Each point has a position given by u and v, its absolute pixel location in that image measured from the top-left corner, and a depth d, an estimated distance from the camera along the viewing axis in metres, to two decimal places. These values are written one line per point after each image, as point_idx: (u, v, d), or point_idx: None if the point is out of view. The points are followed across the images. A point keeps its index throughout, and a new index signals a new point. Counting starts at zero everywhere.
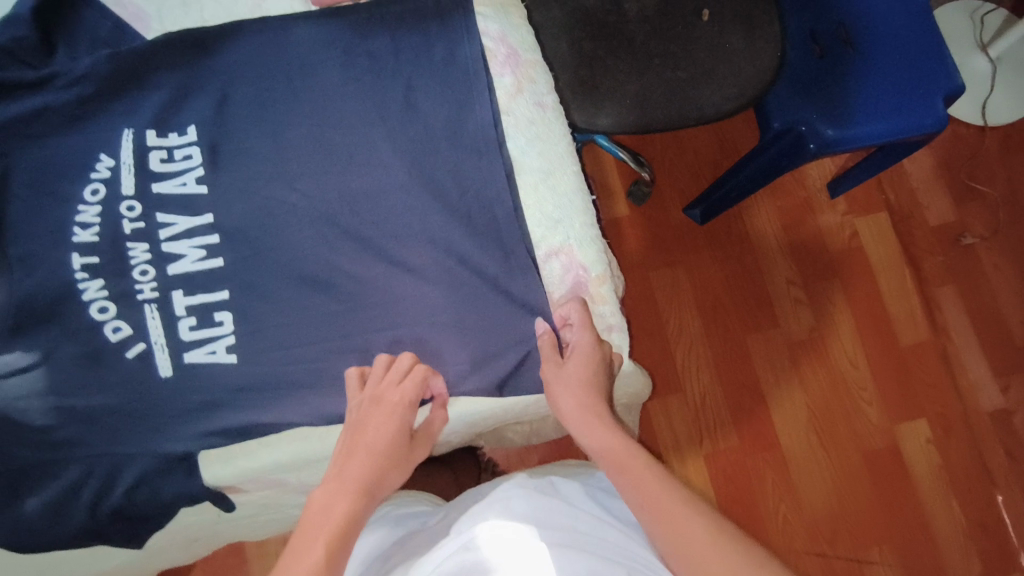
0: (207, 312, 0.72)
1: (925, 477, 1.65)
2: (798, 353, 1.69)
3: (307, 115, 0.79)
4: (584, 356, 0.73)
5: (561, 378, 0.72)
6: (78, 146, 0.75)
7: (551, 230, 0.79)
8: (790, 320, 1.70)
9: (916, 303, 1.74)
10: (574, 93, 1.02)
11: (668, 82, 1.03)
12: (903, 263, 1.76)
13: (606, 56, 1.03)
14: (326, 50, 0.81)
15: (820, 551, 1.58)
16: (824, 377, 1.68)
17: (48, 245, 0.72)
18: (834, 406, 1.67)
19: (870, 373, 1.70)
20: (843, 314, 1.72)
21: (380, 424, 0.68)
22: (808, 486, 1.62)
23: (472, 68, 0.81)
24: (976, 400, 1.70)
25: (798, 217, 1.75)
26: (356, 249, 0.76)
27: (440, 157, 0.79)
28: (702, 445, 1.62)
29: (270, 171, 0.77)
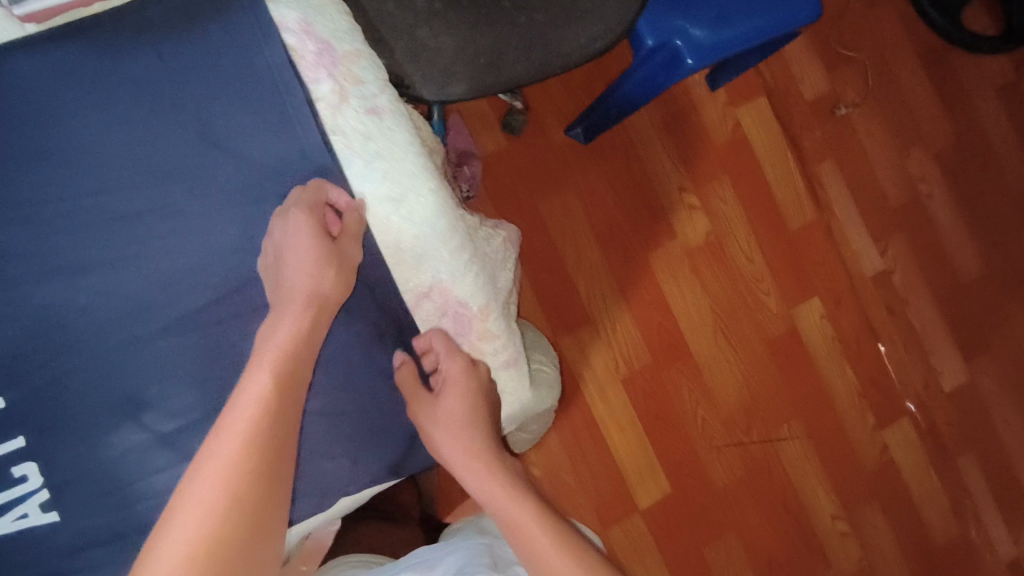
0: (1, 469, 0.58)
1: (821, 350, 1.74)
2: (701, 260, 1.67)
3: (69, 181, 0.60)
4: (455, 388, 0.67)
5: (433, 419, 0.66)
6: None
7: (416, 268, 0.67)
8: (687, 228, 1.67)
9: (802, 185, 1.73)
10: (409, 60, 0.82)
11: (526, 28, 0.83)
12: (786, 145, 1.73)
13: (445, 6, 0.81)
14: (69, 86, 0.60)
15: (738, 442, 1.67)
16: (722, 279, 1.68)
17: None
18: (735, 302, 1.69)
19: (766, 266, 1.71)
20: (733, 212, 1.69)
21: (299, 261, 0.59)
22: (722, 383, 1.68)
23: (278, 78, 0.63)
24: (859, 266, 1.78)
25: (679, 116, 1.66)
26: (189, 344, 0.61)
27: (266, 206, 0.63)
28: (619, 371, 1.60)
29: (42, 268, 0.59)
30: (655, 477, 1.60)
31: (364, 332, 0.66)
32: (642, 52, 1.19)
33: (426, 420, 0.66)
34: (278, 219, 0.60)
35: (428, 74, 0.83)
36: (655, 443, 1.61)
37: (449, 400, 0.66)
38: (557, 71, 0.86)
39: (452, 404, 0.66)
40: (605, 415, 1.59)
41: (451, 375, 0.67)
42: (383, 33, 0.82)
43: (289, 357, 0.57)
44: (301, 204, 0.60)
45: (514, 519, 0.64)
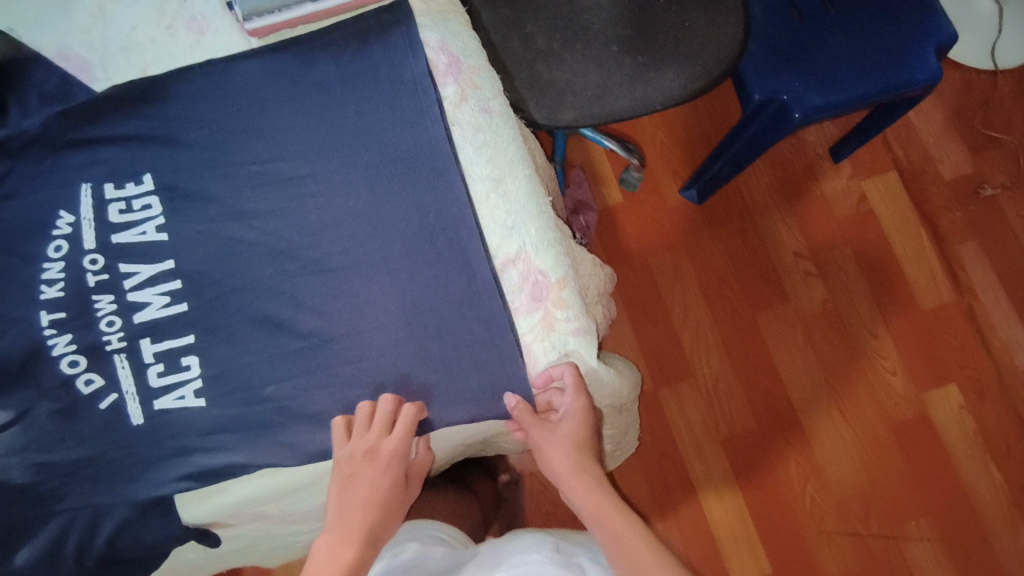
0: (174, 357, 0.73)
1: (959, 446, 1.43)
2: (824, 329, 1.49)
3: (262, 149, 0.80)
4: (573, 416, 0.75)
5: (550, 442, 0.75)
6: (42, 205, 0.76)
7: (506, 238, 0.78)
8: (810, 292, 1.50)
9: (937, 262, 1.52)
10: (526, 89, 0.97)
11: (628, 68, 0.96)
12: (917, 222, 1.54)
13: (561, 48, 0.97)
14: (273, 83, 0.81)
15: (854, 532, 1.38)
16: (845, 352, 1.47)
17: (19, 305, 0.73)
18: (856, 380, 1.46)
19: (893, 343, 1.48)
20: (857, 282, 1.51)
21: (373, 479, 0.72)
22: (836, 466, 1.42)
23: (418, 85, 0.81)
24: (1010, 361, 1.48)
25: (798, 179, 1.56)
26: (323, 279, 0.76)
27: (396, 178, 0.78)
28: (717, 431, 1.43)
29: (233, 211, 0.78)
30: (755, 558, 1.36)
31: (460, 289, 0.75)
32: (750, 108, 1.17)
33: (541, 438, 0.75)
34: (357, 433, 0.72)
35: (539, 102, 0.96)
36: (757, 519, 1.38)
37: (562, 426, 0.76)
38: (654, 107, 0.96)
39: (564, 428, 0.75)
40: (700, 476, 1.41)
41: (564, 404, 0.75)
42: (507, 68, 0.98)
43: (354, 563, 0.67)
44: (393, 427, 0.72)
45: (608, 519, 0.72)
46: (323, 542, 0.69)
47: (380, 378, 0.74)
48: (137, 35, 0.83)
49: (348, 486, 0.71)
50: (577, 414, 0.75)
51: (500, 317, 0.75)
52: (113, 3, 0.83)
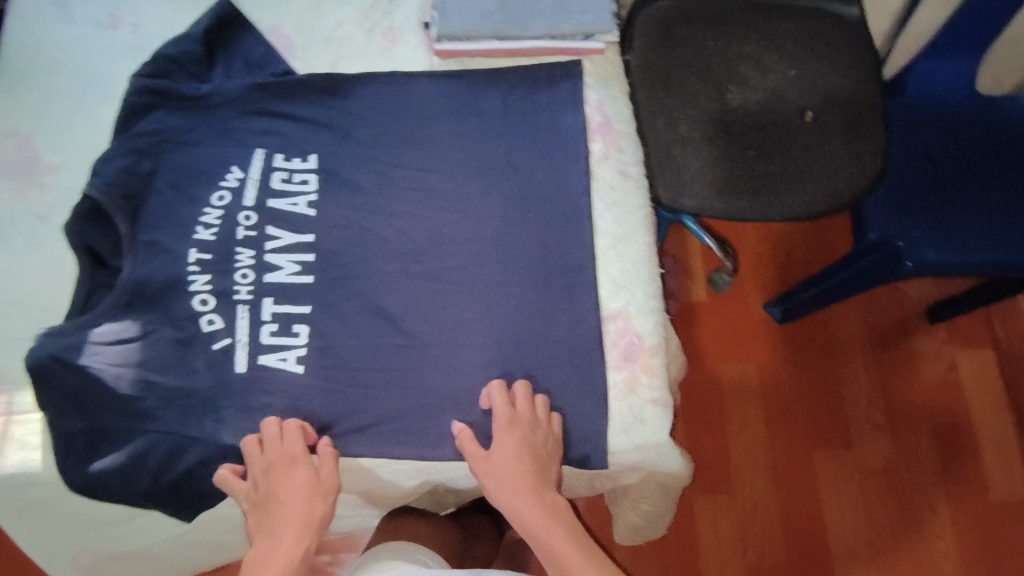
0: (289, 322, 0.79)
1: None
2: (879, 488, 1.42)
3: (416, 156, 0.85)
4: (510, 436, 0.72)
5: (485, 468, 0.72)
6: (217, 156, 0.84)
7: (613, 294, 0.79)
8: (872, 446, 1.45)
9: (1018, 457, 1.44)
10: (658, 166, 1.00)
11: (758, 174, 1.01)
12: (1004, 409, 1.48)
13: (700, 140, 1.02)
14: (442, 106, 0.87)
15: None
16: (896, 518, 1.40)
17: (172, 238, 0.81)
18: (903, 550, 1.38)
19: (951, 524, 1.40)
20: (925, 451, 1.45)
21: (287, 490, 0.71)
22: None
23: (571, 138, 0.85)
24: None
25: (887, 331, 1.53)
26: (435, 288, 0.80)
27: (530, 216, 0.82)
28: (745, 556, 1.37)
29: (373, 205, 0.83)
30: None
31: (561, 332, 0.78)
32: (864, 244, 1.15)
33: (478, 468, 0.73)
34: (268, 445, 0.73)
35: (667, 181, 1.00)
36: None
37: (504, 469, 0.72)
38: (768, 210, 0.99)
39: (506, 466, 0.72)
40: None
41: (514, 449, 0.72)
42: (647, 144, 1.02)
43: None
44: (271, 442, 0.73)
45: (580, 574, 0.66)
46: (250, 555, 0.69)
47: (464, 395, 0.77)
48: (340, 30, 0.91)
49: (264, 507, 0.71)
50: (511, 436, 0.72)
51: (590, 373, 0.76)
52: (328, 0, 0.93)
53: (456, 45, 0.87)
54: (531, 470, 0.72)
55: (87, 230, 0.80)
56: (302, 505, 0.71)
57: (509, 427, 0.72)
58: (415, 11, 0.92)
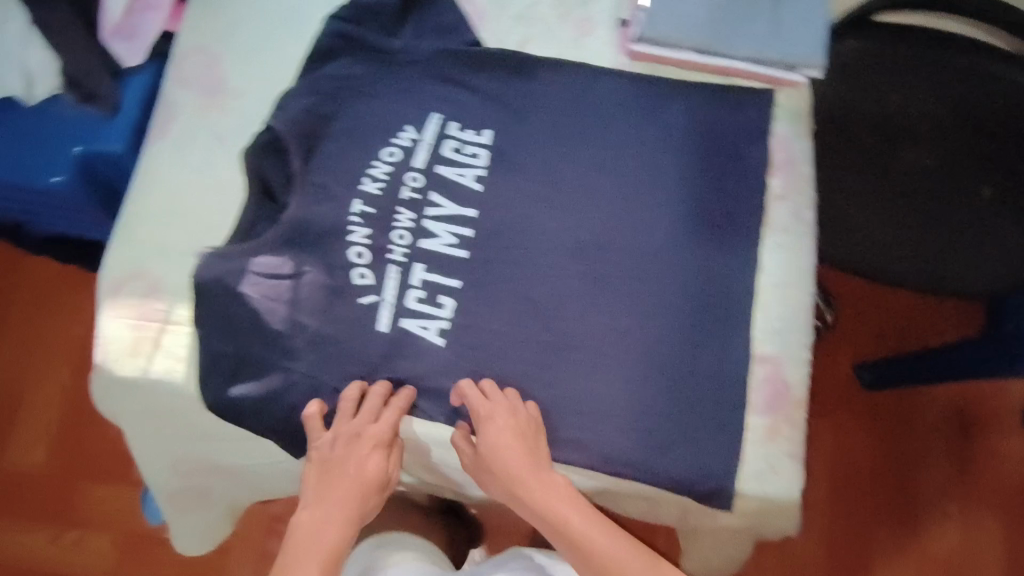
0: (437, 292, 0.79)
1: None
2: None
3: (590, 155, 0.84)
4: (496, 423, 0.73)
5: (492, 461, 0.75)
6: (394, 111, 0.84)
7: (766, 337, 0.77)
8: (963, 544, 1.28)
9: None
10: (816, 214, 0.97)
11: (917, 244, 0.95)
12: None
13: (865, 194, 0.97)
14: (625, 109, 0.85)
15: None
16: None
17: (340, 185, 0.81)
18: None
19: None
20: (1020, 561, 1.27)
21: (356, 462, 0.75)
22: None
23: (751, 169, 0.82)
24: None
25: (998, 418, 1.35)
26: (589, 292, 0.79)
27: (696, 239, 0.80)
28: None
29: (541, 195, 0.83)
30: None
31: (705, 367, 0.76)
32: None
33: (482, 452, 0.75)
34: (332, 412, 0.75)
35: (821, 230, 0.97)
36: None
37: (500, 463, 0.74)
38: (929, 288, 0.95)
39: (505, 462, 0.74)
40: None
41: (501, 439, 0.73)
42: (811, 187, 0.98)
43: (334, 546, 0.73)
44: (368, 410, 0.74)
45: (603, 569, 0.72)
46: (304, 516, 0.75)
47: (597, 404, 0.76)
48: (535, 10, 0.90)
49: (326, 468, 0.76)
50: (497, 428, 0.73)
51: (730, 411, 0.74)
52: None
53: (656, 50, 0.85)
54: (525, 466, 0.74)
55: (266, 162, 0.82)
56: (369, 478, 0.76)
57: (486, 417, 0.73)
58: (613, 6, 0.89)
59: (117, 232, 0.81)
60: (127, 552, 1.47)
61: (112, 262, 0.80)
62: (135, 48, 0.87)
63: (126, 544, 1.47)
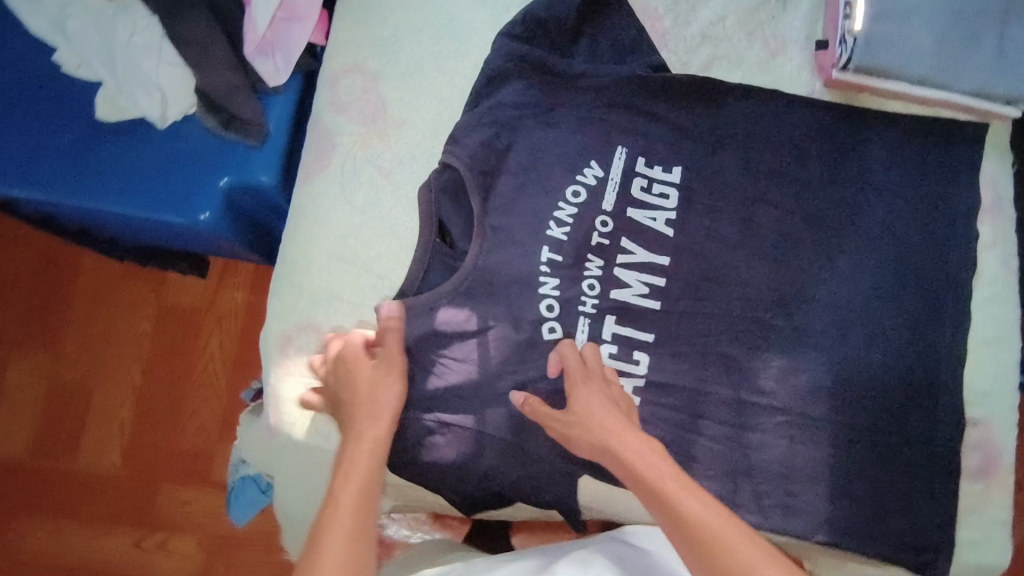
0: (630, 347, 0.74)
1: None
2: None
3: (788, 197, 0.78)
4: (588, 381, 0.68)
5: (573, 412, 0.67)
6: (576, 145, 0.76)
7: (975, 399, 0.75)
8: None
9: None
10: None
11: None
12: None
13: None
14: (822, 143, 0.79)
15: None
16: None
17: (524, 229, 0.75)
18: None
19: None
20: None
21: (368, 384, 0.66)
22: None
23: (960, 213, 0.77)
24: None
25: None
26: (791, 349, 0.75)
27: (904, 292, 0.76)
28: None
29: (737, 240, 0.76)
30: None
31: (915, 431, 0.73)
32: None
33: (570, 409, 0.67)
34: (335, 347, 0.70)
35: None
36: None
37: (583, 427, 0.65)
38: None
39: (582, 423, 0.66)
40: None
41: (592, 397, 0.66)
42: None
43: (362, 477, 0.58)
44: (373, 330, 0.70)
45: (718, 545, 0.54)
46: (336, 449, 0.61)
47: (803, 468, 0.73)
48: (719, 25, 0.81)
49: (355, 410, 0.64)
50: (586, 382, 0.68)
51: (943, 476, 0.73)
52: None
53: (854, 78, 0.77)
54: (610, 423, 0.64)
55: (442, 202, 0.74)
56: (383, 403, 0.65)
57: (578, 382, 0.68)
58: (804, 24, 0.82)
59: (279, 281, 0.75)
60: (213, 558, 1.32)
61: (276, 317, 0.74)
62: (280, 65, 0.77)
63: (212, 548, 1.32)
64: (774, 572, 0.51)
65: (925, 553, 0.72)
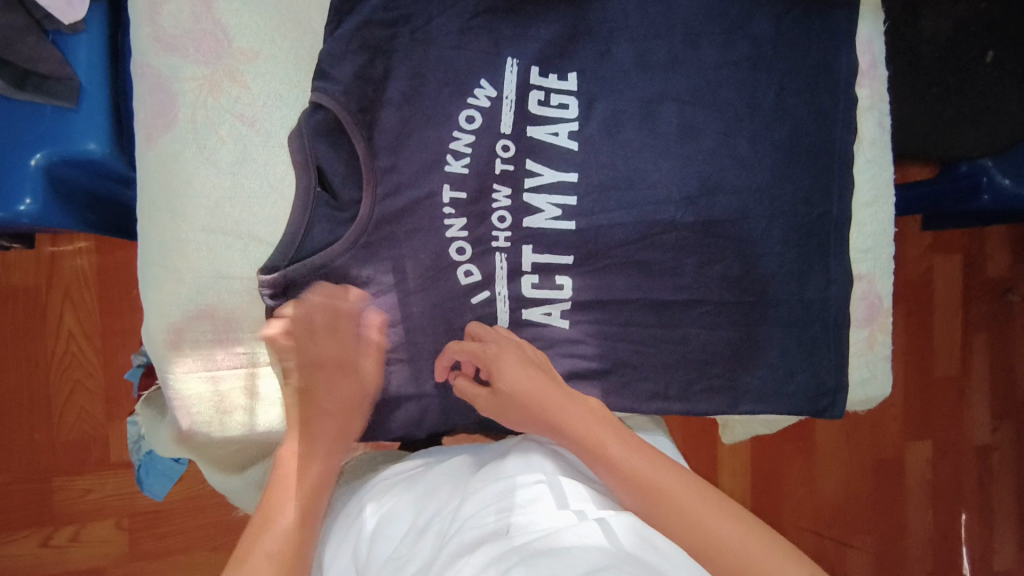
0: (551, 273, 0.72)
1: (921, 551, 1.47)
2: (927, 398, 1.45)
3: (686, 88, 0.75)
4: (507, 355, 0.66)
5: (499, 401, 0.66)
6: (460, 63, 0.69)
7: (861, 257, 0.81)
8: (934, 363, 1.44)
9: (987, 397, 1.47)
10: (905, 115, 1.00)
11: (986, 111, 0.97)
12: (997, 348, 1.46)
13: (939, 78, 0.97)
14: (711, 23, 0.76)
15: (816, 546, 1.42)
16: (945, 425, 1.46)
17: (418, 169, 0.69)
18: (878, 459, 1.45)
19: (923, 449, 1.46)
20: (978, 361, 1.46)
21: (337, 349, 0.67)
22: (831, 505, 1.43)
23: (840, 81, 0.79)
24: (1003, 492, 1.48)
25: (954, 242, 1.43)
26: (704, 241, 0.76)
27: (797, 168, 0.78)
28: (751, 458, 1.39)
29: (642, 141, 0.74)
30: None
31: (815, 294, 0.79)
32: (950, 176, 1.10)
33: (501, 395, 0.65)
34: (233, 326, 0.66)
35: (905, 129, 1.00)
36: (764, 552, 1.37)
37: (513, 403, 0.65)
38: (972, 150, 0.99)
39: (507, 398, 0.65)
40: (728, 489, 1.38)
41: (521, 375, 0.65)
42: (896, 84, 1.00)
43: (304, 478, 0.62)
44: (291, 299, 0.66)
45: (670, 500, 0.58)
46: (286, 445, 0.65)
47: (724, 348, 0.77)
48: None
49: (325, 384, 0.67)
50: (505, 360, 0.66)
51: (840, 330, 0.80)
52: None
53: None
54: (535, 396, 0.65)
55: (318, 146, 0.66)
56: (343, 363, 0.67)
57: (496, 358, 0.66)
58: None
59: (146, 268, 0.63)
60: (138, 536, 1.20)
61: (152, 312, 0.63)
62: None
63: (135, 525, 1.19)
64: (723, 522, 0.56)
65: (830, 398, 0.80)
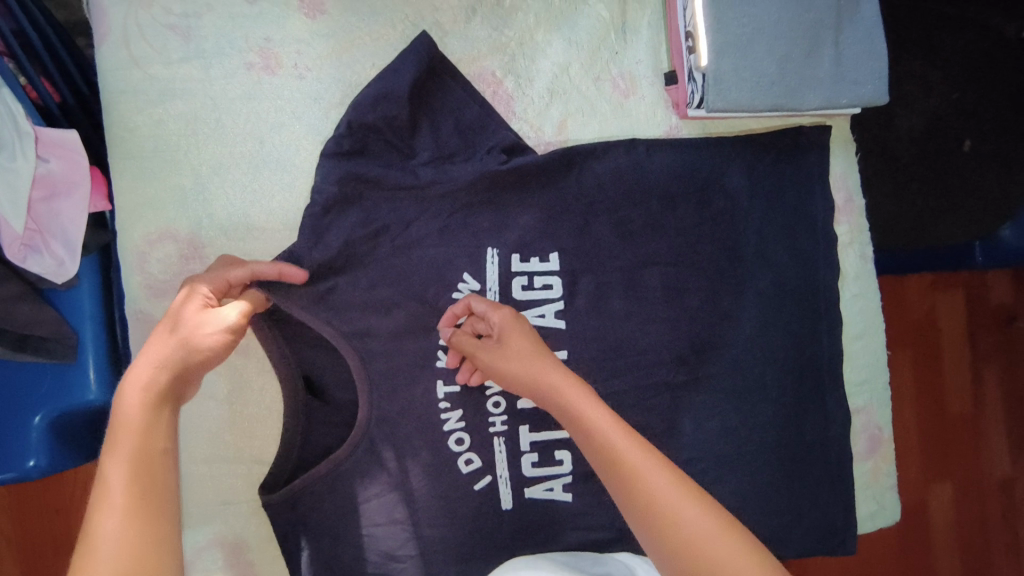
0: (549, 448, 0.72)
1: None
2: (941, 437, 1.27)
3: (667, 249, 0.76)
4: (509, 323, 0.63)
5: (495, 358, 0.61)
6: (441, 261, 0.69)
7: (856, 391, 0.82)
8: (948, 399, 1.27)
9: None
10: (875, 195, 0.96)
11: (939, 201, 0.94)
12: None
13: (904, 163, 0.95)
14: (686, 183, 0.77)
15: None
16: (966, 465, 1.27)
17: (410, 368, 0.69)
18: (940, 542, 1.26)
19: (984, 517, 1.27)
20: (993, 393, 1.28)
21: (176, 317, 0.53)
22: None
23: (818, 222, 0.80)
24: None
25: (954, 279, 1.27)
26: (698, 399, 0.76)
27: (785, 313, 0.79)
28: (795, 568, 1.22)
29: (627, 311, 0.75)
30: None
31: (814, 434, 0.79)
32: None
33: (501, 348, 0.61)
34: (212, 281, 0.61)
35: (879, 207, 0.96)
36: None
37: (507, 363, 0.60)
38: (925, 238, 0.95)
39: (506, 360, 0.60)
40: None
41: (518, 341, 0.61)
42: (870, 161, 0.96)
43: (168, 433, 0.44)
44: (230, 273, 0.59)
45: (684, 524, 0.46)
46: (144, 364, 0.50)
47: (731, 503, 0.76)
48: (564, 77, 0.76)
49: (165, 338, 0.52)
50: (506, 322, 0.63)
51: (843, 467, 0.80)
52: (544, 31, 0.76)
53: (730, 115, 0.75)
54: (528, 365, 0.59)
55: (307, 356, 0.69)
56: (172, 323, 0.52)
57: (507, 325, 0.62)
58: (648, 55, 0.79)
59: None
60: None
61: None
62: (61, 256, 0.61)
63: None
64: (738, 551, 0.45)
65: (843, 537, 0.79)
